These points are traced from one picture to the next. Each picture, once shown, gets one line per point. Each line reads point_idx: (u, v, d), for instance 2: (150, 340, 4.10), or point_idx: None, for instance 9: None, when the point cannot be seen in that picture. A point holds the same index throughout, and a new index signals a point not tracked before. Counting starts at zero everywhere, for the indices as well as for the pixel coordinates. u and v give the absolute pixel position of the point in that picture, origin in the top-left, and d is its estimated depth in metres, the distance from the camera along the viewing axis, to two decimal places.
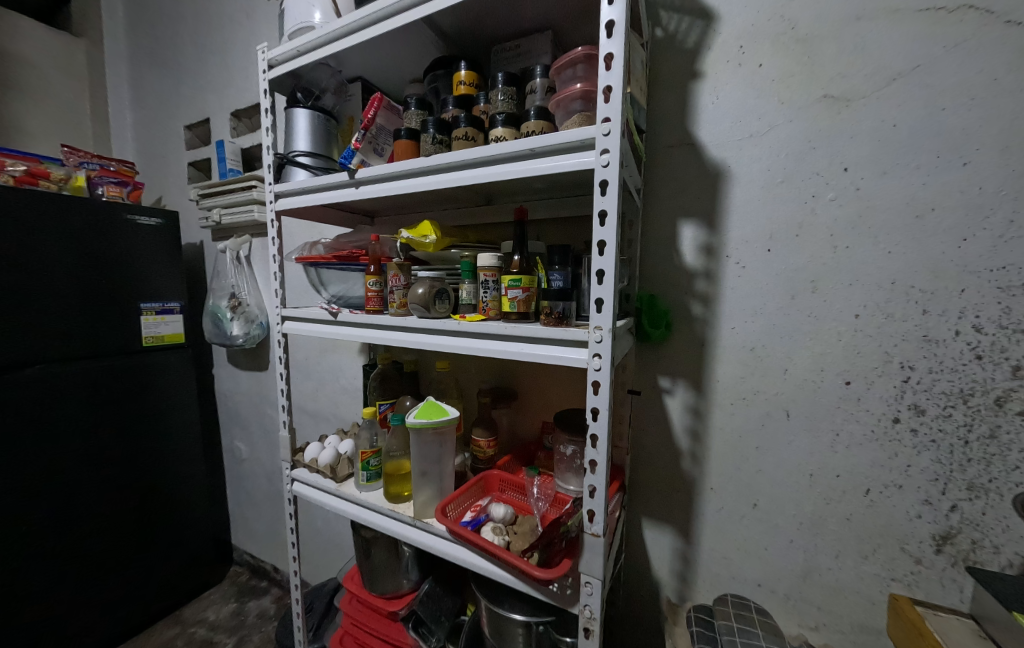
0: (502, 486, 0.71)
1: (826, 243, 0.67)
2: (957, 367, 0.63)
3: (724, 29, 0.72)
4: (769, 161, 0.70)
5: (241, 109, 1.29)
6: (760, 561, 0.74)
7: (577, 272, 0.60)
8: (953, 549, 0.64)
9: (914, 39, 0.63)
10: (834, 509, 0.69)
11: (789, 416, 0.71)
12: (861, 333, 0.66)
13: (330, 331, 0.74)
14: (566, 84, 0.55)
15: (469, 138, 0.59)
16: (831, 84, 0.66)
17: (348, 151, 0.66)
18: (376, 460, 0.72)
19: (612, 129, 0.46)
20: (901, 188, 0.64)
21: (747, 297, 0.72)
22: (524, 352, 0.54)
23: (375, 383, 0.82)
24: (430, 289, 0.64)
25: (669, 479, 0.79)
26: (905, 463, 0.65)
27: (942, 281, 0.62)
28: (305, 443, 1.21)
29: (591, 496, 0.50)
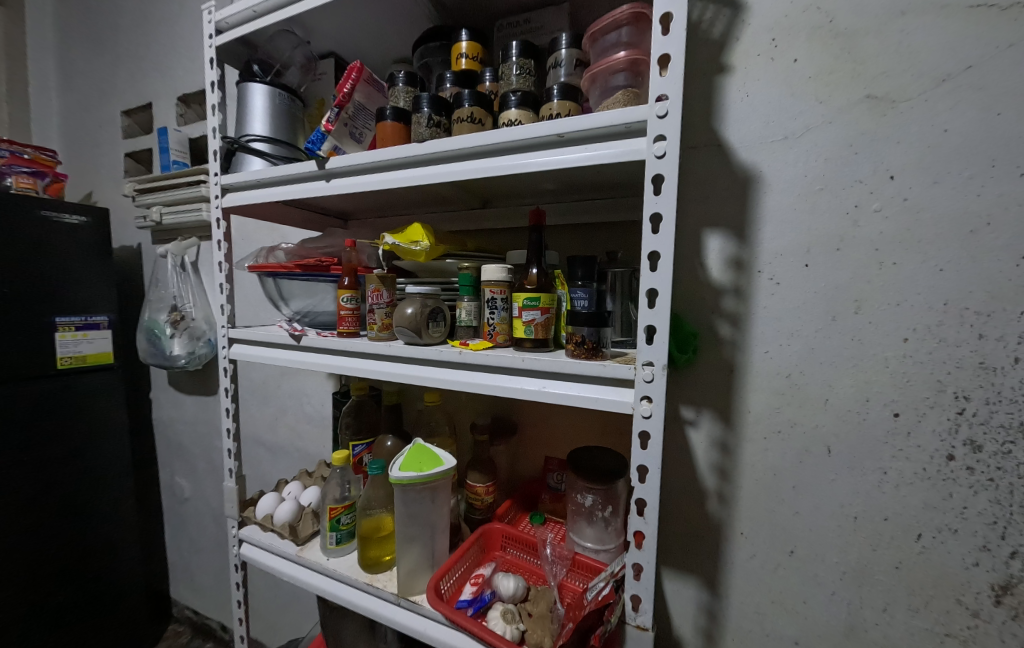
0: (504, 543, 0.59)
1: (871, 259, 0.60)
2: (1017, 397, 0.56)
3: (752, 20, 0.64)
4: (805, 166, 0.62)
5: (189, 93, 1.12)
6: (797, 615, 0.66)
7: (602, 290, 0.51)
8: (1013, 601, 0.57)
9: (965, 35, 0.55)
10: (881, 556, 0.61)
11: (831, 452, 0.63)
12: (910, 359, 0.59)
13: (291, 357, 0.60)
14: (605, 52, 0.47)
15: (475, 121, 0.49)
16: (875, 83, 0.59)
17: (316, 134, 0.54)
18: (348, 517, 0.60)
19: (670, 110, 0.38)
20: (954, 199, 0.56)
21: (781, 318, 0.65)
22: (544, 389, 0.44)
23: (349, 416, 0.71)
24: (422, 308, 0.52)
25: (693, 521, 0.71)
26: (960, 505, 0.58)
27: (1001, 302, 0.55)
28: (261, 479, 1.05)
29: (637, 578, 0.41)
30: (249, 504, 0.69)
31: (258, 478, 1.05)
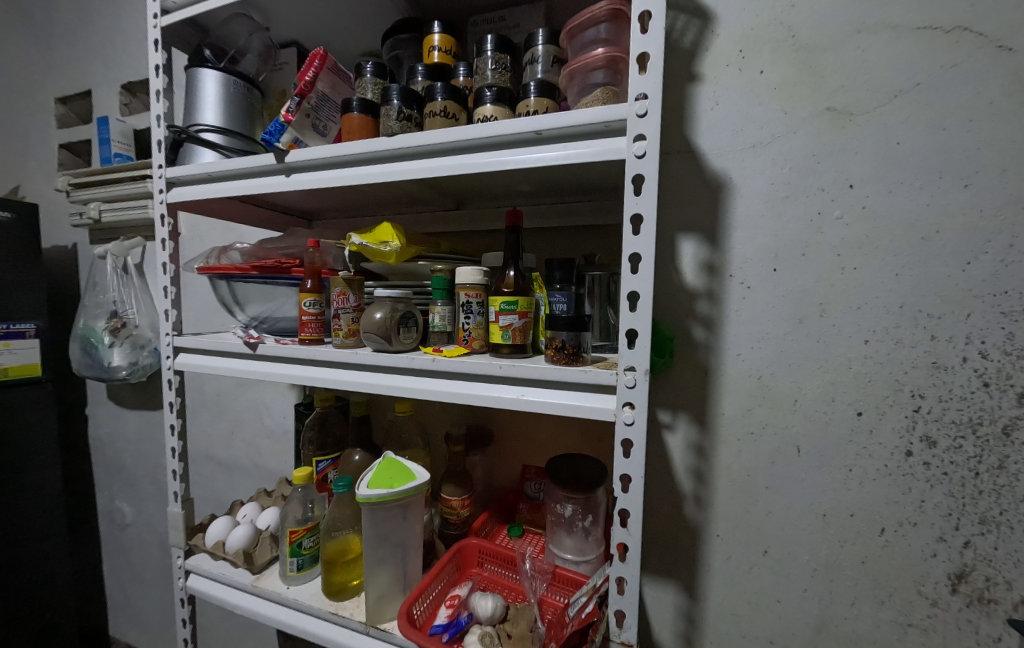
0: (481, 559, 0.56)
1: (834, 263, 0.62)
2: (965, 395, 0.59)
3: (720, 31, 0.65)
4: (772, 174, 0.64)
5: (135, 82, 1.04)
6: (772, 614, 0.67)
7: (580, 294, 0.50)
8: (967, 588, 0.59)
9: (913, 55, 0.58)
10: (848, 552, 0.63)
11: (801, 452, 0.64)
12: (872, 360, 0.61)
13: (247, 367, 0.56)
14: (583, 47, 0.46)
15: (448, 116, 0.48)
16: (835, 96, 0.61)
17: (275, 124, 0.50)
18: (310, 541, 0.56)
19: (650, 110, 0.37)
20: (906, 207, 0.59)
21: (752, 322, 0.66)
22: (522, 398, 0.42)
23: (312, 430, 0.67)
24: (391, 314, 0.50)
25: (670, 525, 0.71)
26: (918, 498, 0.61)
27: (949, 305, 0.58)
28: (215, 500, 0.97)
29: (621, 592, 0.40)
30: (198, 531, 0.63)
31: (211, 498, 0.97)
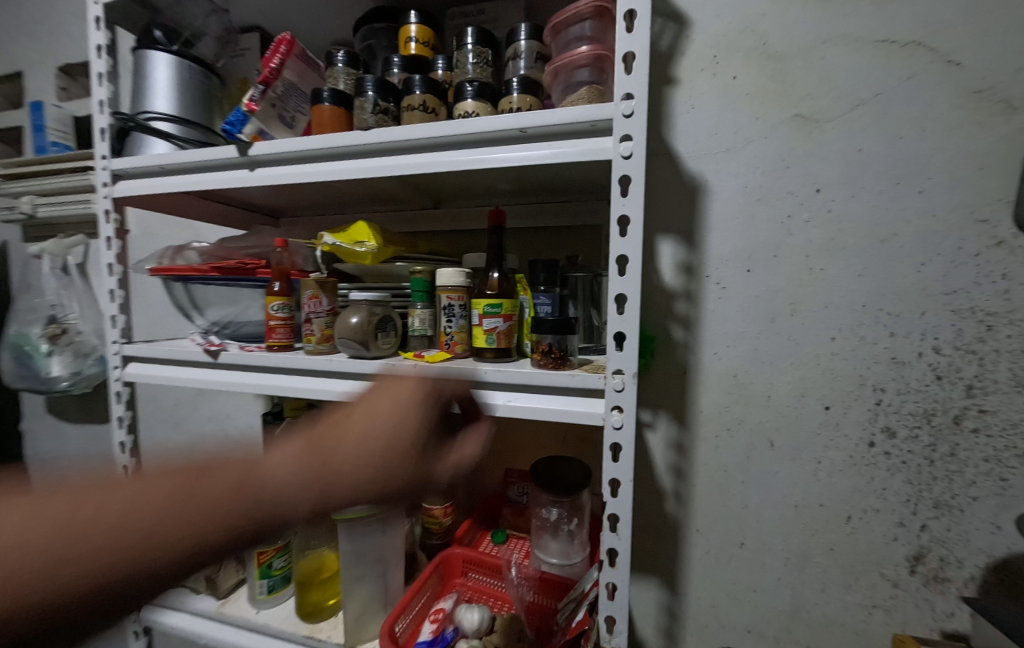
0: (465, 569, 0.56)
1: (802, 264, 0.64)
2: (921, 388, 0.62)
3: (696, 36, 0.66)
4: (745, 177, 0.65)
5: (74, 64, 0.95)
6: (748, 604, 0.69)
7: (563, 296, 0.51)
8: (924, 568, 0.63)
9: (873, 67, 0.61)
10: (818, 540, 0.66)
11: (774, 446, 0.67)
12: (838, 356, 0.64)
13: (208, 378, 0.52)
14: (568, 44, 0.45)
15: (427, 110, 0.46)
16: (803, 103, 0.63)
17: (236, 113, 0.46)
18: (281, 560, 0.54)
19: (636, 110, 0.36)
20: (868, 211, 0.62)
21: (728, 321, 0.67)
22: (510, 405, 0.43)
23: None
24: (369, 318, 0.48)
25: (652, 521, 0.72)
26: (880, 486, 0.64)
27: (907, 303, 0.61)
28: None
29: (611, 598, 0.39)
30: None
31: None
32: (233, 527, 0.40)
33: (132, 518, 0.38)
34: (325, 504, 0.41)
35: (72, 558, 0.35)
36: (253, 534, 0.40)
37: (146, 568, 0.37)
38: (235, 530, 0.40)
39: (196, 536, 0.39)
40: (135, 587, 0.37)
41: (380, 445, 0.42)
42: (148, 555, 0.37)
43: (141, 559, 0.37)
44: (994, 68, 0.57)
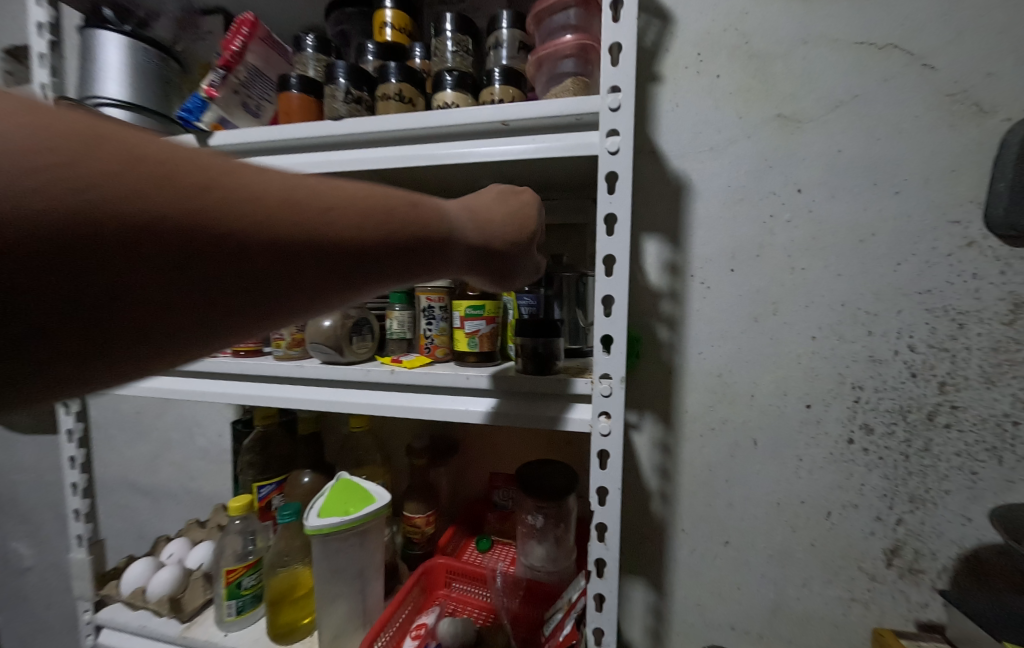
0: (448, 579, 0.54)
1: (784, 264, 0.64)
2: (897, 385, 0.63)
3: (680, 33, 0.65)
4: (728, 177, 0.65)
5: (22, 48, 0.89)
6: (733, 602, 0.69)
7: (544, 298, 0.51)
8: (900, 561, 0.64)
9: (852, 68, 0.61)
10: (799, 536, 0.66)
11: (757, 445, 0.67)
12: (819, 355, 0.64)
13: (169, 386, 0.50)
14: (552, 32, 0.44)
15: (403, 100, 0.44)
16: (784, 103, 0.63)
17: (194, 101, 0.43)
18: (251, 579, 0.52)
19: (623, 104, 0.35)
20: (848, 211, 0.62)
21: (712, 320, 0.67)
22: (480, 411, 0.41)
23: (252, 453, 0.60)
24: (345, 322, 0.48)
25: (638, 522, 0.72)
26: (858, 482, 0.65)
27: (884, 303, 0.62)
28: (145, 529, 0.87)
29: (599, 608, 0.38)
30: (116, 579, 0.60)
31: (139, 528, 0.87)
32: (426, 241, 0.32)
33: (302, 205, 0.26)
34: (480, 250, 0.37)
35: (265, 227, 0.24)
36: (423, 262, 0.32)
37: (312, 280, 0.26)
38: (411, 258, 0.31)
39: (370, 259, 0.29)
40: (276, 303, 0.26)
41: (508, 210, 0.40)
42: (327, 257, 0.27)
43: (312, 263, 0.26)
44: (967, 72, 0.58)
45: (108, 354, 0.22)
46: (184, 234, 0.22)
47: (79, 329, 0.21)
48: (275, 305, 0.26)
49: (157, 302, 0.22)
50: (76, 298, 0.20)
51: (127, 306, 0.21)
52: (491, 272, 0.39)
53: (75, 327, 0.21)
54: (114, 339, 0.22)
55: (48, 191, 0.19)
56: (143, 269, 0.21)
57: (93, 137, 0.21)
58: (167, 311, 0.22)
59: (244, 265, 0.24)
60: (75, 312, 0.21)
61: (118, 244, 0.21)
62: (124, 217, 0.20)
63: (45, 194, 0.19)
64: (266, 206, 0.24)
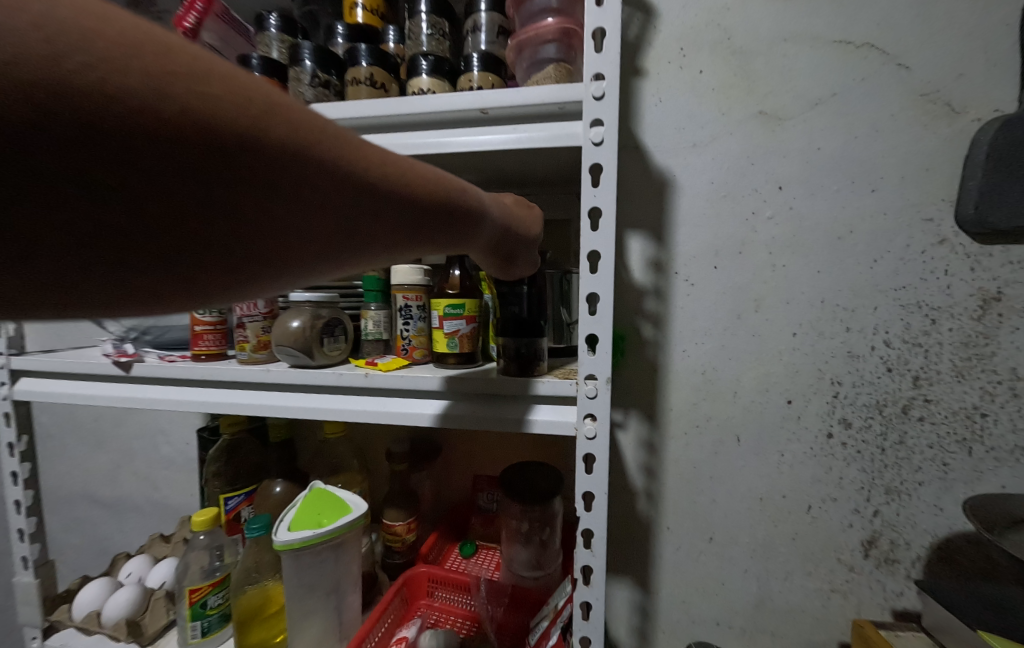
0: (431, 588, 0.53)
1: (765, 261, 0.64)
2: (874, 380, 0.64)
3: (663, 27, 0.64)
4: (712, 173, 0.65)
5: None
6: (718, 598, 0.69)
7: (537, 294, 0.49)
8: (877, 552, 0.65)
9: (831, 67, 0.61)
10: (781, 530, 0.67)
11: (740, 441, 0.67)
12: (799, 351, 0.65)
13: (123, 394, 0.48)
14: (531, 16, 0.42)
15: (375, 85, 0.43)
16: (766, 100, 0.63)
17: None
18: (217, 598, 0.51)
19: (607, 92, 0.34)
20: (827, 209, 0.63)
21: (696, 318, 0.67)
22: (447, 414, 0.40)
23: (217, 464, 0.58)
24: (312, 323, 0.45)
25: (624, 521, 0.71)
26: (837, 476, 0.65)
27: (862, 299, 0.63)
28: (108, 542, 0.82)
29: (586, 617, 0.37)
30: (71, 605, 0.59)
31: (103, 541, 0.82)
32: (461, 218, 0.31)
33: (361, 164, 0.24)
34: (500, 232, 0.37)
35: (329, 183, 0.22)
36: (452, 234, 0.32)
37: (353, 242, 0.26)
38: (443, 231, 0.31)
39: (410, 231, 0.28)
40: (316, 258, 0.24)
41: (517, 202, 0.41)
42: (372, 223, 0.26)
43: (355, 226, 0.25)
44: (940, 72, 0.59)
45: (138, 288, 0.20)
46: (256, 180, 0.20)
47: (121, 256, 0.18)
48: (315, 261, 0.25)
49: (209, 243, 0.20)
50: (137, 227, 0.18)
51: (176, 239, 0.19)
52: (501, 257, 0.39)
53: (115, 259, 0.18)
54: (176, 277, 0.20)
55: (121, 109, 0.16)
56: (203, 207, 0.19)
57: (171, 45, 0.18)
58: (213, 252, 0.20)
59: (298, 219, 0.22)
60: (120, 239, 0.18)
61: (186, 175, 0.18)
62: (199, 149, 0.18)
63: (116, 110, 0.16)
64: (331, 160, 0.23)
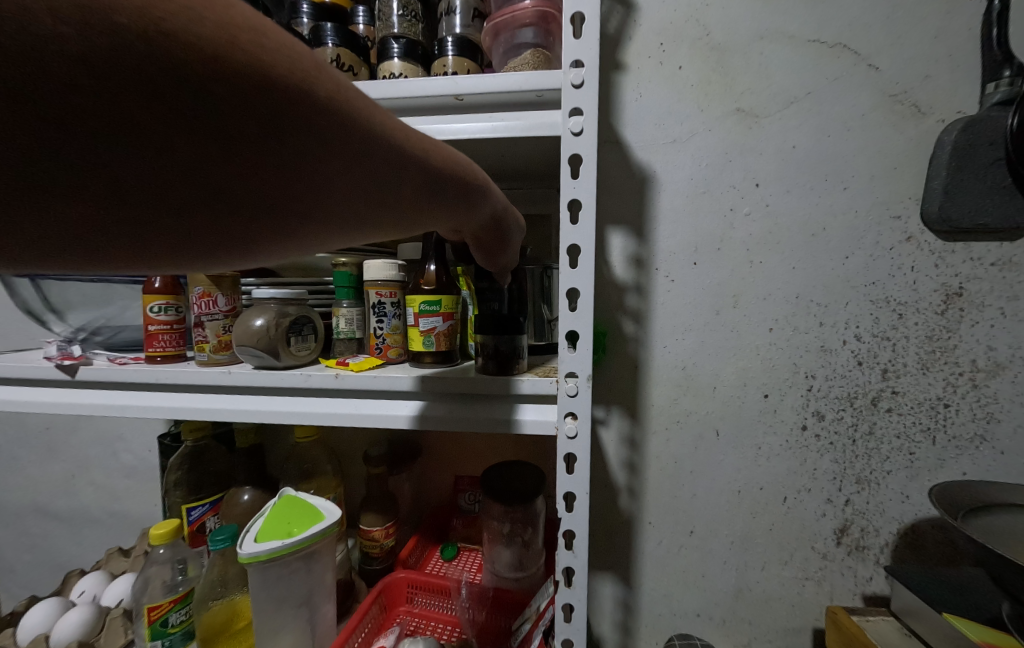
0: (411, 593, 0.51)
1: (743, 257, 0.65)
2: (846, 373, 0.65)
3: (643, 21, 0.64)
4: (691, 169, 0.65)
5: None
6: (699, 590, 0.70)
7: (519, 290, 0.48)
8: (849, 540, 0.66)
9: (806, 65, 0.62)
10: (758, 522, 0.68)
11: (719, 435, 0.68)
12: (775, 346, 0.66)
13: (69, 402, 0.45)
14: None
15: (343, 66, 0.42)
16: (743, 97, 0.63)
17: None
18: (180, 614, 0.48)
19: (587, 81, 0.33)
20: (802, 206, 0.63)
21: (676, 313, 0.67)
22: (422, 414, 0.39)
23: (180, 470, 0.56)
24: (278, 323, 0.43)
25: (606, 518, 0.71)
26: (811, 467, 0.67)
27: (834, 295, 0.64)
28: (66, 557, 0.78)
29: (568, 619, 0.36)
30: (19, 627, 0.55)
31: (60, 556, 0.77)
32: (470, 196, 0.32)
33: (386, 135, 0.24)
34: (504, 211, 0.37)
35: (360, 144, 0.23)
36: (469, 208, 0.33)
37: (367, 206, 0.25)
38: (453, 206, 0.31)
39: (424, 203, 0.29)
40: (332, 224, 0.25)
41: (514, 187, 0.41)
42: (387, 187, 0.26)
43: (372, 195, 0.25)
44: (907, 73, 0.60)
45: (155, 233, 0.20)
46: (282, 139, 0.20)
47: (149, 203, 0.19)
48: (332, 220, 0.25)
49: (234, 197, 0.21)
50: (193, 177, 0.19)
51: (199, 187, 0.20)
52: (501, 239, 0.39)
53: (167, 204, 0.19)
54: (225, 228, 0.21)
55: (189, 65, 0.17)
56: (231, 159, 0.20)
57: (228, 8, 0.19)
58: (223, 201, 0.21)
59: (320, 184, 0.23)
60: (147, 185, 0.19)
61: (221, 127, 0.19)
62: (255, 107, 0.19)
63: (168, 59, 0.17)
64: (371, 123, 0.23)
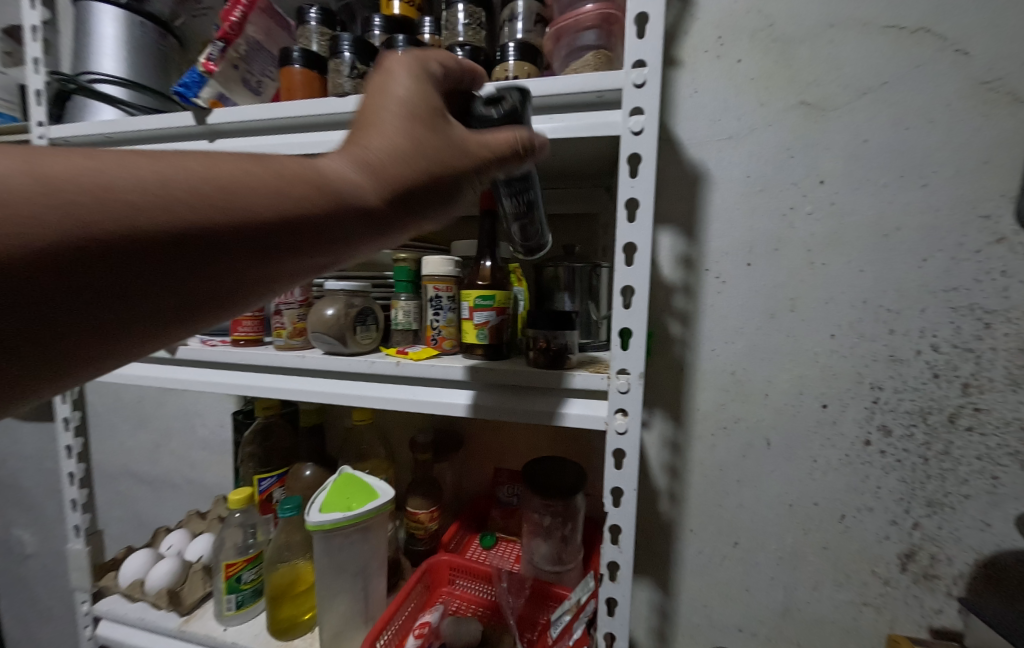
0: (452, 576, 0.54)
1: (803, 259, 0.62)
2: (917, 386, 0.60)
3: (701, 15, 0.62)
4: (747, 167, 0.63)
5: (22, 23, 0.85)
6: (741, 604, 0.67)
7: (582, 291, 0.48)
8: (915, 566, 0.62)
9: (881, 54, 0.58)
10: (811, 538, 0.65)
11: (770, 444, 0.65)
12: (836, 354, 0.62)
13: (167, 374, 0.50)
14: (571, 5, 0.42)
15: None
16: (808, 90, 0.60)
17: (195, 77, 0.47)
18: (251, 573, 0.53)
19: (648, 80, 0.33)
20: (873, 205, 0.59)
21: (727, 316, 0.65)
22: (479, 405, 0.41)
23: (253, 444, 0.61)
24: (346, 312, 0.47)
25: (646, 521, 0.70)
26: (874, 485, 0.62)
27: (907, 300, 0.60)
28: (149, 518, 0.87)
29: (611, 613, 0.37)
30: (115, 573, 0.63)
31: (145, 517, 0.87)
32: (338, 221, 0.31)
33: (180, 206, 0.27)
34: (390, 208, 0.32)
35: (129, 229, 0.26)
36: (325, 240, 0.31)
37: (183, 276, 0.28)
38: (314, 236, 0.30)
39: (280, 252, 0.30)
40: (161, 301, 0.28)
41: (401, 120, 0.32)
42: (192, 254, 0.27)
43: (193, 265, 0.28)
44: (1003, 59, 0.55)
45: (43, 348, 0.26)
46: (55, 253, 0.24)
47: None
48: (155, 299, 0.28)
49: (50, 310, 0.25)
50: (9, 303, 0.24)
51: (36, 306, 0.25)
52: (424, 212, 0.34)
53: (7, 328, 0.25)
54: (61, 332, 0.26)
55: None
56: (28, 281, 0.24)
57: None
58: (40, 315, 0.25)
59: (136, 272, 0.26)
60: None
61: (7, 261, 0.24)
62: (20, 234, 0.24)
63: None
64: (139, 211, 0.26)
